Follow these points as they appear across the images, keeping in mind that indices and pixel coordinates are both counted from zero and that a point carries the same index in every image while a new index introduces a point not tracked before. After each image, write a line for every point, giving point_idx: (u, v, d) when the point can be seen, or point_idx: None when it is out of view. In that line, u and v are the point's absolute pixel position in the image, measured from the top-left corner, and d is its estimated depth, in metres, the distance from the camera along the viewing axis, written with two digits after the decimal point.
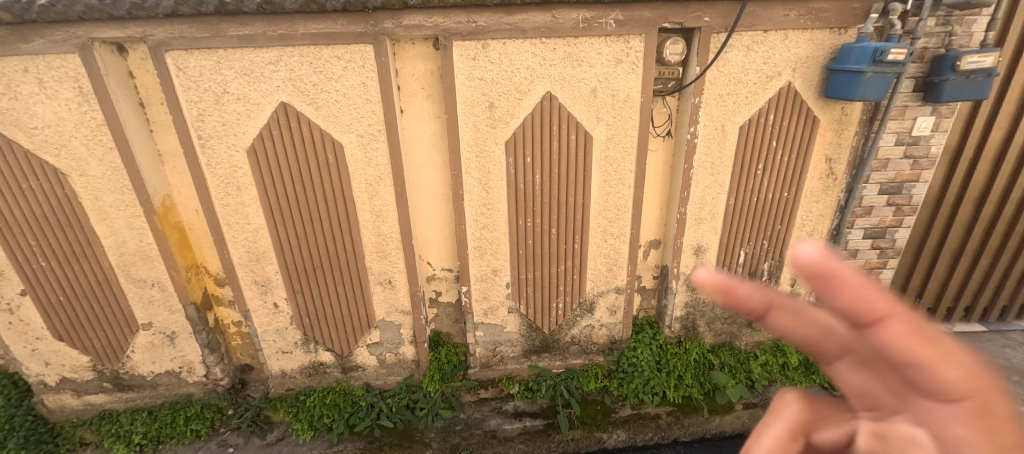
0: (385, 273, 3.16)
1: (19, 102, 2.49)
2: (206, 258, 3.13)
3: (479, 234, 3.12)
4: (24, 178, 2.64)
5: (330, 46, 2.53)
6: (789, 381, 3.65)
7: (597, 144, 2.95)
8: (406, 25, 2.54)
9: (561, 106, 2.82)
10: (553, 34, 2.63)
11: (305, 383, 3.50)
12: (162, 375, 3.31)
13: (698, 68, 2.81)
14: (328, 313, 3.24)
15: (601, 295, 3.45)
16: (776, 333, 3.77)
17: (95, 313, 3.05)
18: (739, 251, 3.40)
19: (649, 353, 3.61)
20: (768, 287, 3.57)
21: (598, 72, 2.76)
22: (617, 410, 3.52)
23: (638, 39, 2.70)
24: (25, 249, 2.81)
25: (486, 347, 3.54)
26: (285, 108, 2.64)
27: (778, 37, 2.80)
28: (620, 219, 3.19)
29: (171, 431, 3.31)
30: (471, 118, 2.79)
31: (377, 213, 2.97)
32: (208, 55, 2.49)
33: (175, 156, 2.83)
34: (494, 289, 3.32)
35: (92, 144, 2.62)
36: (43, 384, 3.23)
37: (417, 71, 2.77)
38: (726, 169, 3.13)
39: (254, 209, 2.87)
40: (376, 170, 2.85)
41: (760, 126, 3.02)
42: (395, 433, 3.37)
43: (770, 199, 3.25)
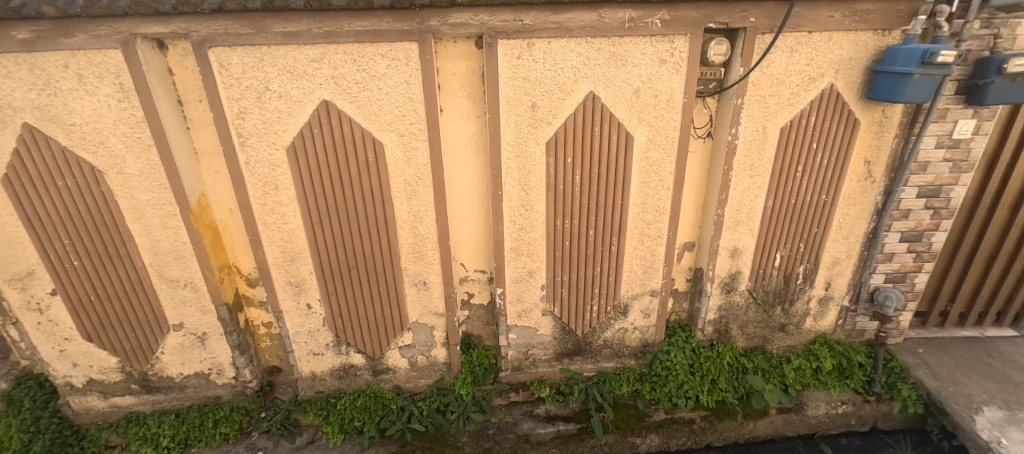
0: (420, 274, 3.13)
1: (57, 97, 2.44)
2: (238, 258, 3.09)
3: (516, 235, 3.09)
4: (59, 176, 2.59)
5: (374, 44, 2.49)
6: (822, 385, 3.61)
7: (637, 146, 2.92)
8: (452, 24, 2.51)
9: (604, 107, 2.79)
10: (599, 33, 2.60)
11: (335, 385, 3.45)
12: (191, 377, 3.26)
13: (742, 69, 2.79)
14: (361, 315, 3.20)
15: (635, 298, 3.42)
16: (808, 337, 3.75)
17: (125, 313, 2.99)
18: (774, 254, 3.37)
19: (683, 357, 3.58)
20: (803, 291, 3.54)
21: (642, 73, 2.73)
22: (651, 414, 3.48)
23: (683, 39, 2.67)
24: (58, 248, 2.76)
25: (519, 350, 3.51)
26: (326, 106, 2.60)
27: (823, 38, 2.77)
28: (657, 221, 3.16)
29: (199, 434, 3.25)
30: (513, 118, 2.75)
31: (414, 213, 2.94)
32: (252, 52, 2.45)
33: (212, 154, 2.79)
34: (529, 291, 3.28)
35: (130, 141, 2.57)
36: (69, 386, 3.18)
37: (458, 70, 2.74)
38: (765, 171, 3.10)
39: (292, 208, 2.83)
40: (416, 169, 2.82)
41: (802, 127, 2.99)
42: (426, 437, 3.32)
43: (808, 201, 3.22)
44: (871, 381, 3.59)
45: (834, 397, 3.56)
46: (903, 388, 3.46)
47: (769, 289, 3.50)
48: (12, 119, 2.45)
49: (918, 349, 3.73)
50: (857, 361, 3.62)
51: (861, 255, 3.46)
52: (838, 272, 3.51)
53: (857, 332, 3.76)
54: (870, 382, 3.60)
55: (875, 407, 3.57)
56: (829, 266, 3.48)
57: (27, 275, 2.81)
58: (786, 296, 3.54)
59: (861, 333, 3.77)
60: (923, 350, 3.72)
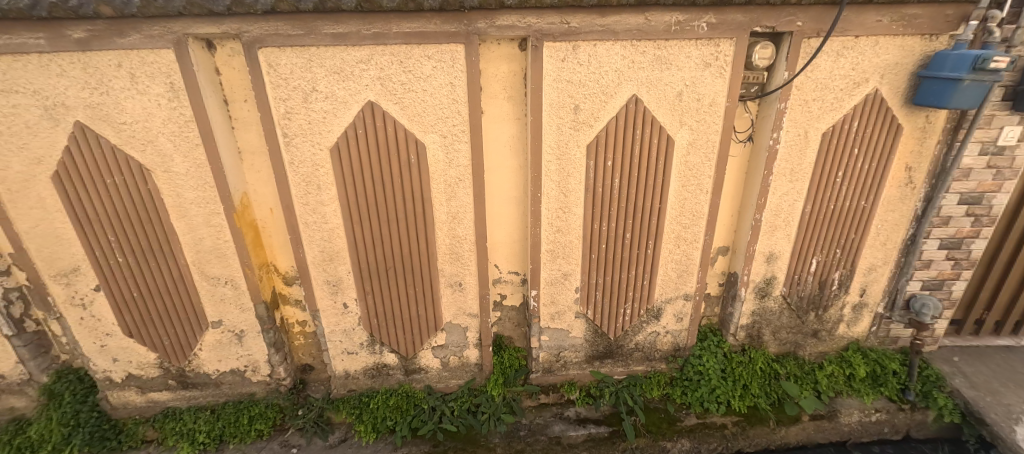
0: (456, 275, 3.14)
1: (109, 96, 2.47)
2: (277, 256, 3.12)
3: (553, 237, 3.08)
4: (108, 174, 2.62)
5: (421, 45, 2.50)
6: (855, 392, 3.59)
7: (677, 149, 2.91)
8: (499, 26, 2.52)
9: (646, 110, 2.78)
10: (645, 36, 2.59)
11: (367, 384, 3.47)
12: (227, 373, 3.29)
13: (786, 73, 2.77)
14: (396, 315, 3.21)
15: (668, 302, 3.41)
16: (841, 343, 3.72)
17: (165, 310, 3.02)
18: (811, 259, 3.34)
19: (715, 361, 3.58)
20: (837, 297, 3.51)
21: (685, 76, 2.71)
22: (682, 418, 3.45)
23: (728, 43, 2.66)
24: (103, 245, 2.79)
25: (550, 352, 3.50)
26: (371, 107, 2.61)
27: (869, 43, 2.74)
28: (694, 225, 3.15)
29: (234, 430, 3.27)
30: (556, 120, 2.75)
31: (453, 215, 2.95)
32: (301, 52, 2.46)
33: (255, 154, 2.81)
34: (563, 293, 3.27)
35: (178, 140, 2.60)
36: (108, 381, 3.22)
37: (500, 71, 2.74)
38: (805, 177, 3.07)
39: (333, 208, 2.85)
40: (456, 171, 2.83)
41: (843, 133, 2.96)
42: (458, 437, 3.33)
43: (847, 207, 3.19)
44: (906, 389, 3.56)
45: (867, 405, 3.53)
46: (938, 397, 3.42)
47: (803, 294, 3.47)
48: (64, 117, 2.48)
49: (953, 358, 3.68)
50: (891, 369, 3.59)
51: (898, 261, 3.43)
52: (873, 278, 3.47)
53: (890, 340, 3.73)
54: (905, 390, 3.56)
55: (909, 415, 3.51)
56: (865, 272, 3.45)
57: (73, 271, 2.85)
58: (820, 302, 3.51)
59: (894, 340, 3.74)
60: (958, 359, 3.67)
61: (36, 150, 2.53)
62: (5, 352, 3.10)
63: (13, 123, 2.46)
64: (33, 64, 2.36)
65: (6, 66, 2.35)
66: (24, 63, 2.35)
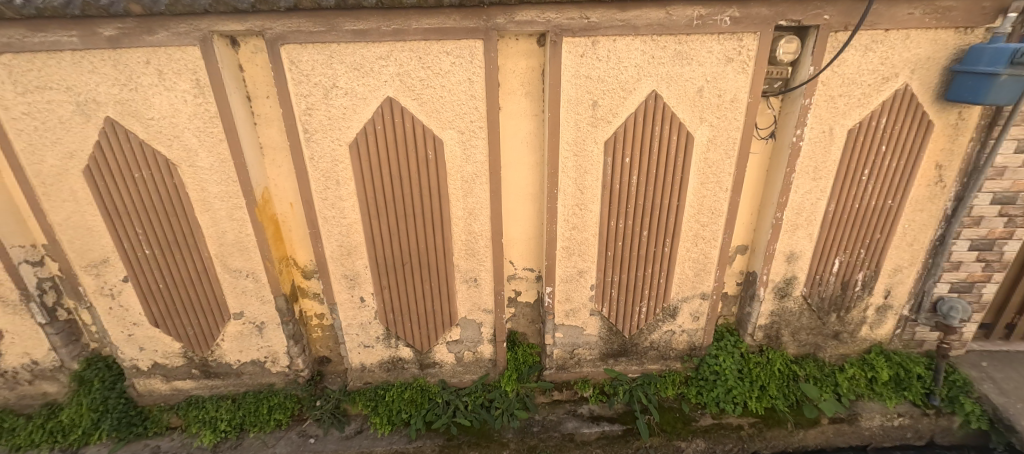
0: (471, 271, 3.15)
1: (138, 93, 2.54)
2: (296, 250, 3.17)
3: (569, 234, 3.07)
4: (136, 168, 2.70)
5: (440, 41, 2.51)
6: (877, 396, 3.49)
7: (696, 146, 2.86)
8: (518, 21, 2.51)
9: (665, 106, 2.74)
10: (666, 31, 2.56)
11: (382, 377, 3.52)
12: (248, 364, 3.37)
13: (812, 68, 2.70)
14: (412, 310, 3.24)
15: (685, 301, 3.37)
16: (863, 346, 3.63)
17: (189, 301, 3.10)
18: (833, 260, 3.27)
19: (732, 362, 3.51)
20: (860, 298, 3.43)
21: (706, 72, 2.67)
22: (697, 419, 3.42)
23: (751, 38, 2.61)
24: (131, 237, 2.88)
25: (564, 349, 3.49)
26: (390, 103, 2.64)
27: (899, 36, 2.66)
28: (713, 223, 3.10)
29: (254, 420, 3.35)
30: (573, 116, 2.73)
31: (469, 210, 2.95)
32: (322, 49, 2.49)
33: (276, 149, 2.87)
34: (579, 290, 3.26)
35: (203, 135, 2.65)
36: (135, 369, 3.32)
37: (518, 67, 2.74)
38: (829, 174, 3.00)
39: (351, 203, 2.89)
40: (473, 167, 2.83)
41: (869, 130, 2.89)
42: (472, 432, 3.35)
43: (872, 206, 3.11)
44: (931, 393, 3.44)
45: (889, 409, 3.44)
46: (966, 403, 3.32)
47: (825, 295, 3.40)
48: (96, 112, 2.56)
49: (981, 362, 3.57)
50: (916, 373, 3.48)
51: (926, 263, 3.33)
52: (899, 279, 3.38)
53: (915, 343, 3.63)
54: (930, 395, 3.45)
55: (933, 420, 3.43)
56: (890, 273, 3.36)
57: (102, 262, 2.95)
58: (842, 303, 3.44)
59: (919, 344, 3.63)
60: (987, 364, 3.56)
61: (69, 145, 2.62)
62: (39, 339, 3.22)
63: (48, 118, 2.56)
64: (66, 62, 2.44)
65: (41, 63, 2.43)
66: (58, 60, 2.44)
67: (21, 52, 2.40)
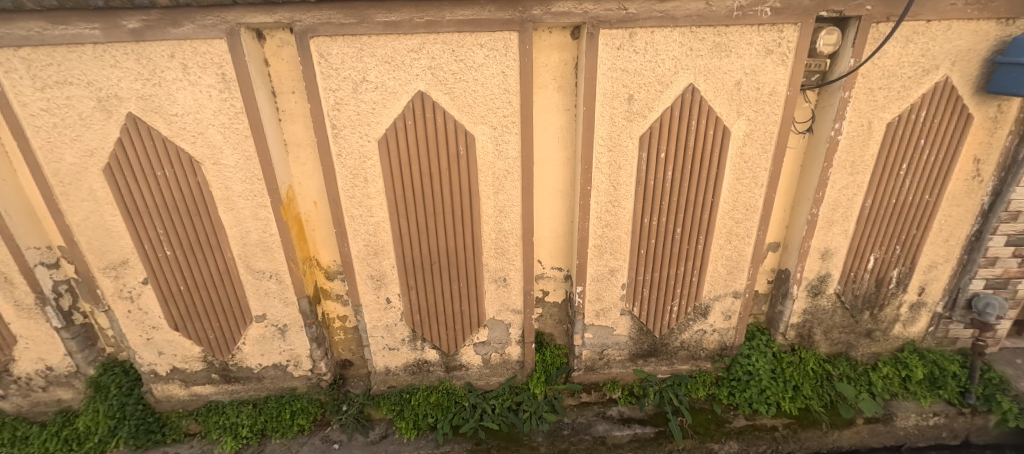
0: (501, 270, 3.07)
1: (161, 88, 2.44)
2: (319, 250, 3.09)
3: (601, 232, 2.99)
4: (159, 166, 2.61)
5: (474, 34, 2.43)
6: (911, 395, 3.43)
7: (733, 140, 2.80)
8: (554, 13, 2.44)
9: (702, 100, 2.68)
10: (704, 22, 2.49)
11: (407, 381, 3.44)
12: (270, 368, 3.28)
13: (853, 60, 2.64)
14: (439, 311, 3.16)
15: (717, 299, 3.29)
16: (895, 344, 3.57)
17: (211, 303, 3.02)
18: (868, 256, 3.21)
19: (765, 361, 3.44)
20: (894, 296, 3.37)
21: (745, 64, 2.61)
22: (730, 420, 3.34)
23: (792, 29, 2.55)
24: (152, 238, 2.79)
25: (593, 350, 3.42)
26: (422, 97, 2.56)
27: (940, 27, 2.60)
28: (747, 219, 3.03)
29: (277, 425, 3.28)
30: (609, 111, 2.66)
31: (500, 208, 2.88)
32: (352, 42, 2.42)
33: (302, 146, 2.79)
34: (610, 290, 3.18)
35: (228, 132, 2.56)
36: (153, 374, 3.23)
37: (551, 61, 2.67)
38: (866, 169, 2.94)
39: (379, 201, 2.80)
40: (505, 163, 2.76)
41: (908, 124, 2.83)
42: (500, 435, 3.28)
43: (909, 201, 3.05)
44: (966, 391, 3.39)
45: (924, 409, 3.37)
46: (1003, 401, 3.26)
47: (859, 293, 3.34)
48: (117, 109, 2.47)
49: (1016, 360, 3.51)
50: (951, 371, 3.41)
51: (961, 259, 3.27)
52: (933, 276, 3.32)
53: (948, 341, 3.57)
54: (965, 394, 3.39)
55: (969, 419, 3.36)
56: (925, 270, 3.30)
57: (121, 264, 2.86)
58: (875, 301, 3.38)
59: (953, 342, 3.57)
60: (1021, 361, 3.50)
61: (89, 142, 2.54)
62: (54, 344, 3.12)
63: (68, 114, 2.47)
64: (87, 55, 2.35)
65: (60, 57, 2.35)
66: (79, 54, 2.35)
67: (41, 45, 2.32)
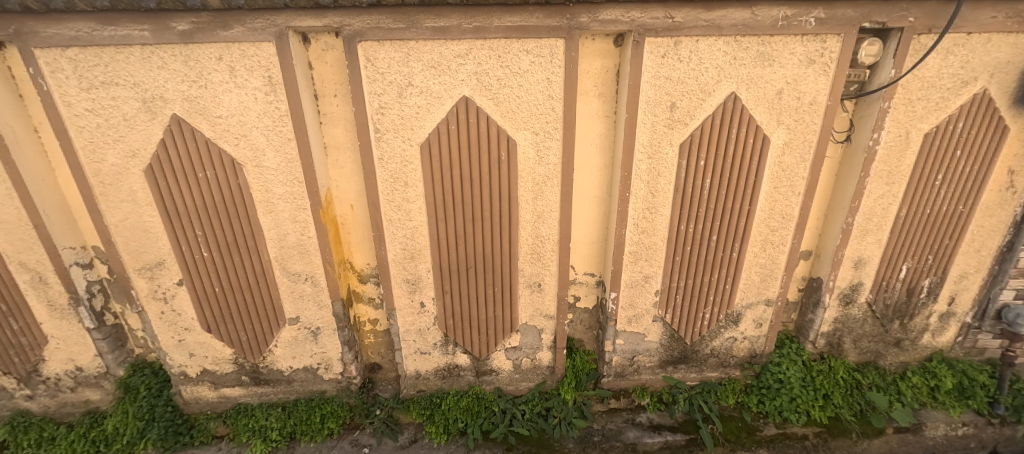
0: (535, 276, 3.07)
1: (207, 90, 2.44)
2: (354, 253, 3.08)
3: (637, 239, 3.00)
4: (200, 167, 2.60)
5: (521, 40, 2.44)
6: (940, 405, 3.43)
7: (772, 149, 2.81)
8: (601, 20, 2.45)
9: (744, 108, 2.68)
10: (750, 32, 2.49)
11: (437, 385, 3.43)
12: (300, 371, 3.27)
13: (894, 71, 2.64)
14: (472, 316, 3.15)
15: (749, 307, 3.30)
16: (923, 354, 3.57)
17: (245, 305, 3.01)
18: (901, 266, 3.22)
19: (795, 369, 3.44)
20: (924, 306, 3.37)
21: (788, 73, 2.61)
22: (761, 428, 3.34)
23: (835, 39, 2.55)
24: (189, 240, 2.78)
25: (624, 357, 3.41)
26: (466, 102, 2.56)
27: (981, 40, 2.61)
28: (783, 228, 3.04)
29: (307, 428, 3.26)
30: (650, 118, 2.66)
31: (538, 214, 2.88)
32: (399, 46, 2.42)
33: (341, 150, 2.78)
34: (643, 296, 3.19)
35: (271, 134, 2.56)
36: (183, 376, 3.21)
37: (593, 68, 2.67)
38: (902, 179, 2.95)
39: (418, 205, 2.80)
40: (545, 169, 2.76)
41: (945, 135, 2.84)
42: (531, 441, 3.25)
43: (943, 211, 3.06)
44: (994, 402, 3.40)
45: (953, 418, 3.37)
46: None
47: (889, 302, 3.35)
48: (162, 110, 2.46)
49: None
50: (980, 381, 3.42)
51: (992, 269, 3.28)
52: (964, 286, 3.33)
53: (977, 351, 3.57)
54: (993, 404, 3.41)
55: (997, 430, 3.37)
56: (956, 280, 3.30)
57: (157, 265, 2.85)
58: (905, 311, 3.38)
59: (981, 352, 3.58)
60: None
61: (132, 143, 2.53)
62: (85, 345, 3.11)
63: (112, 115, 2.46)
64: (135, 56, 2.35)
65: (108, 58, 2.34)
66: (126, 55, 2.34)
67: (89, 46, 2.30)
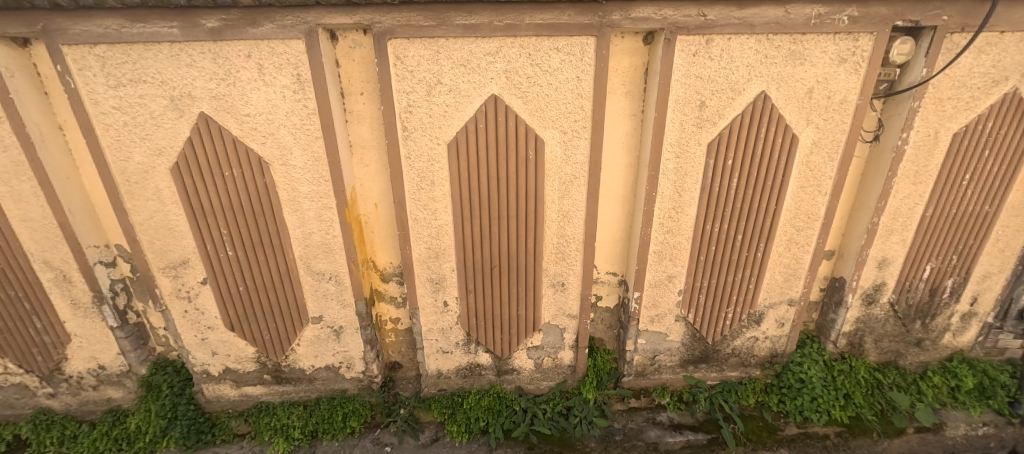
0: (559, 275, 3.07)
1: (235, 87, 2.42)
2: (377, 252, 3.07)
3: (662, 238, 2.99)
4: (226, 166, 2.59)
5: (552, 38, 2.41)
6: (961, 405, 3.42)
7: (800, 149, 2.79)
8: (633, 18, 2.42)
9: (773, 107, 2.66)
10: (782, 30, 2.47)
11: (458, 384, 3.44)
12: (322, 369, 3.27)
13: (925, 70, 2.62)
14: (495, 315, 3.15)
15: (772, 306, 3.30)
16: (944, 353, 3.57)
17: (269, 304, 3.00)
18: (924, 266, 3.21)
19: (817, 369, 3.44)
20: (946, 306, 3.37)
21: (819, 72, 2.59)
22: (782, 428, 3.34)
23: (868, 38, 2.52)
24: (214, 238, 2.77)
25: (645, 356, 3.41)
26: (495, 101, 2.54)
27: (1014, 39, 2.59)
28: (808, 227, 3.03)
29: (329, 427, 3.26)
30: (679, 117, 2.65)
31: (564, 213, 2.87)
32: (429, 44, 2.39)
33: (366, 148, 2.76)
34: (666, 295, 3.18)
35: (299, 133, 2.54)
36: (206, 374, 3.21)
37: (621, 66, 2.64)
38: (929, 179, 2.93)
39: (444, 204, 2.79)
40: (573, 168, 2.75)
41: (974, 134, 2.82)
42: (552, 440, 3.25)
43: (970, 211, 3.04)
44: (1015, 402, 3.41)
45: (974, 418, 3.37)
46: None
47: (912, 302, 3.35)
48: (189, 108, 2.44)
49: None
50: (1001, 381, 3.43)
51: (1015, 270, 3.27)
52: (986, 286, 3.32)
53: (997, 351, 3.57)
54: (1014, 403, 3.41)
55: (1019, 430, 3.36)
56: (979, 280, 3.29)
57: (182, 264, 2.84)
58: (928, 311, 3.38)
59: (1001, 352, 3.58)
60: None
61: (159, 141, 2.51)
62: (108, 343, 3.11)
63: (139, 113, 2.44)
64: (164, 54, 2.32)
65: (137, 55, 2.31)
66: (154, 52, 2.32)
67: (117, 43, 2.28)
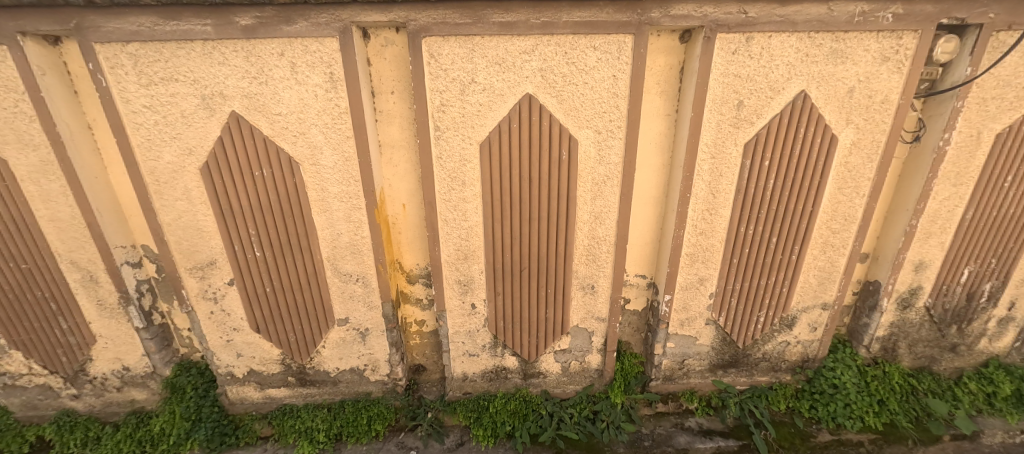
0: (589, 278, 3.02)
1: (267, 86, 2.38)
2: (404, 254, 3.03)
3: (695, 240, 2.93)
4: (257, 166, 2.56)
5: (590, 36, 2.37)
6: (998, 412, 3.32)
7: (839, 149, 2.73)
8: (672, 15, 2.37)
9: (813, 107, 2.60)
10: (825, 28, 2.41)
11: (484, 387, 3.39)
12: (346, 372, 3.23)
13: (970, 69, 2.55)
14: (523, 317, 3.11)
15: (804, 310, 3.24)
16: (979, 359, 3.50)
17: (296, 305, 2.97)
18: (962, 270, 3.14)
19: (850, 374, 3.36)
20: (983, 310, 3.29)
21: (860, 71, 2.52)
22: (815, 434, 3.26)
23: (912, 36, 2.46)
24: (242, 239, 2.74)
25: (674, 360, 3.35)
26: (529, 100, 2.49)
27: None
28: (844, 230, 2.96)
29: (353, 430, 3.21)
30: (716, 117, 2.59)
31: (596, 215, 2.82)
32: (464, 42, 2.35)
33: (395, 148, 2.72)
34: (697, 299, 3.12)
35: (330, 132, 2.51)
36: (230, 376, 3.18)
37: (656, 65, 2.59)
38: (970, 181, 2.86)
39: (474, 205, 2.75)
40: (606, 168, 2.70)
41: (1018, 135, 2.75)
42: (580, 446, 3.19)
43: (1011, 214, 2.97)
44: None
45: (1013, 426, 3.27)
46: None
47: (948, 307, 3.27)
48: (221, 107, 2.41)
49: None
50: None
51: None
52: None
53: None
54: None
55: None
56: (1018, 284, 3.21)
57: (209, 265, 2.81)
58: (964, 315, 3.31)
59: None
60: None
61: (189, 141, 2.48)
62: (133, 344, 3.08)
63: (170, 112, 2.41)
64: (196, 52, 2.29)
65: (169, 53, 2.28)
66: (187, 51, 2.28)
67: (150, 41, 2.25)
